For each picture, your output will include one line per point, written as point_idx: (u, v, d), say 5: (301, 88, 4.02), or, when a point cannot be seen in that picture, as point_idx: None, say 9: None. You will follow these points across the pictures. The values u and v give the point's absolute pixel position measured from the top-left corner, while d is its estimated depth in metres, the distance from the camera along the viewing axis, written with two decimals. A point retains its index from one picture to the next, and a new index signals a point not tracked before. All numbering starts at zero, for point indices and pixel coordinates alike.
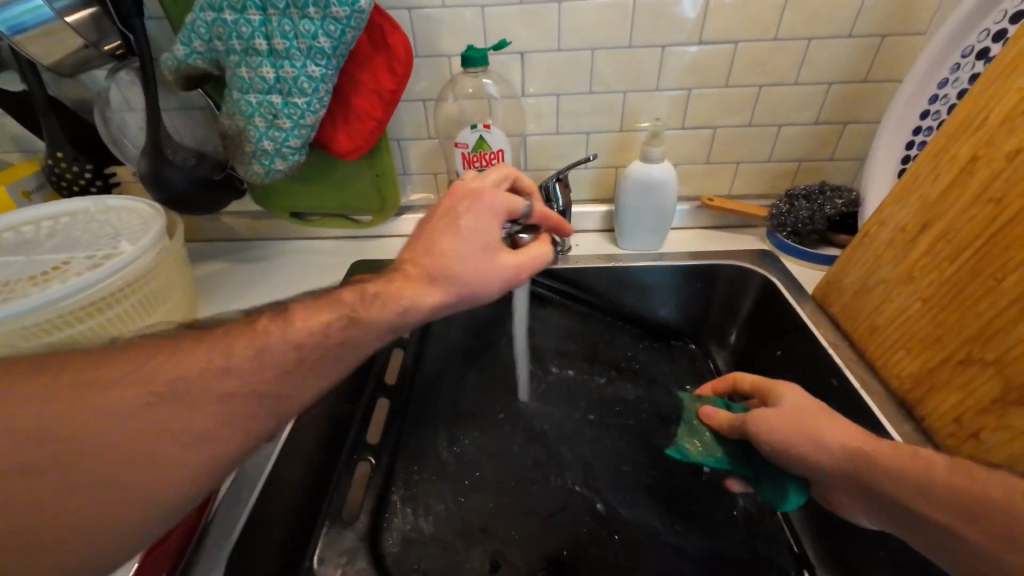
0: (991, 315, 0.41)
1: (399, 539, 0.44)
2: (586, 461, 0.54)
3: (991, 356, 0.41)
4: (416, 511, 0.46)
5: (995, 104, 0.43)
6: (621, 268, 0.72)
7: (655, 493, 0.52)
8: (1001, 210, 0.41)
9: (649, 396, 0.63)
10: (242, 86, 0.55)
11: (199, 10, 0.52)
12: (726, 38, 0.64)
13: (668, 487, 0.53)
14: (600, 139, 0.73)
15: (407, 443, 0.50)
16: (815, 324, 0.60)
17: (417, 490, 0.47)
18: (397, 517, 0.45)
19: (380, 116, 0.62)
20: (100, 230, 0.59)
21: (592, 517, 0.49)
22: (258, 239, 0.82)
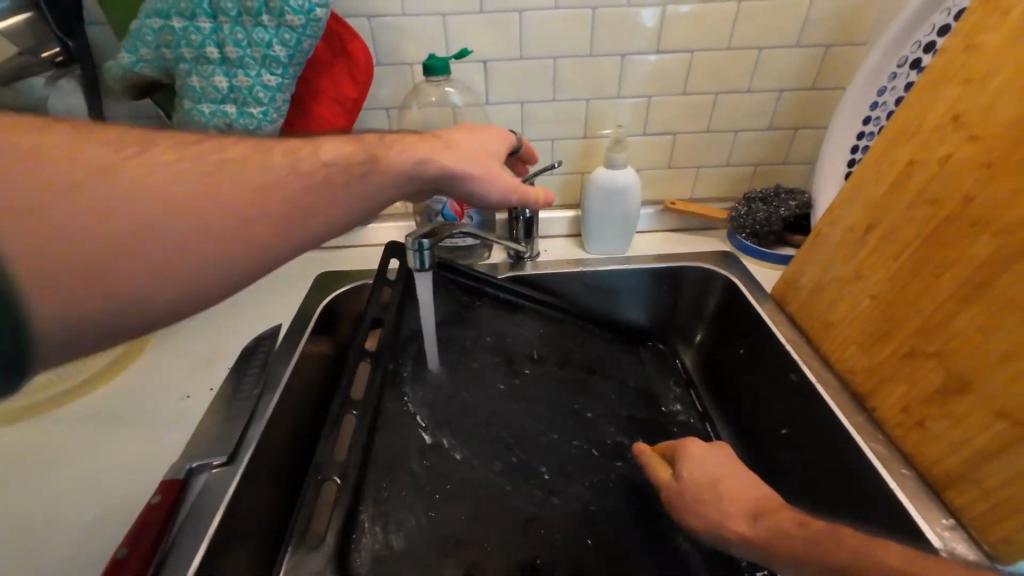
0: (932, 310, 0.43)
1: (369, 558, 0.42)
2: (559, 466, 0.54)
3: (933, 348, 0.43)
4: (386, 527, 0.44)
5: (929, 112, 0.46)
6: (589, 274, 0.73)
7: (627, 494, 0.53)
8: (938, 210, 0.44)
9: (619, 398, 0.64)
10: (194, 95, 0.53)
11: (145, 17, 0.50)
12: (683, 47, 0.66)
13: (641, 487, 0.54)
14: (565, 146, 0.74)
15: (374, 461, 0.48)
16: (774, 322, 0.62)
17: (386, 506, 0.46)
18: (366, 535, 0.43)
19: (342, 125, 0.60)
20: None
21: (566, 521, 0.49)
22: None
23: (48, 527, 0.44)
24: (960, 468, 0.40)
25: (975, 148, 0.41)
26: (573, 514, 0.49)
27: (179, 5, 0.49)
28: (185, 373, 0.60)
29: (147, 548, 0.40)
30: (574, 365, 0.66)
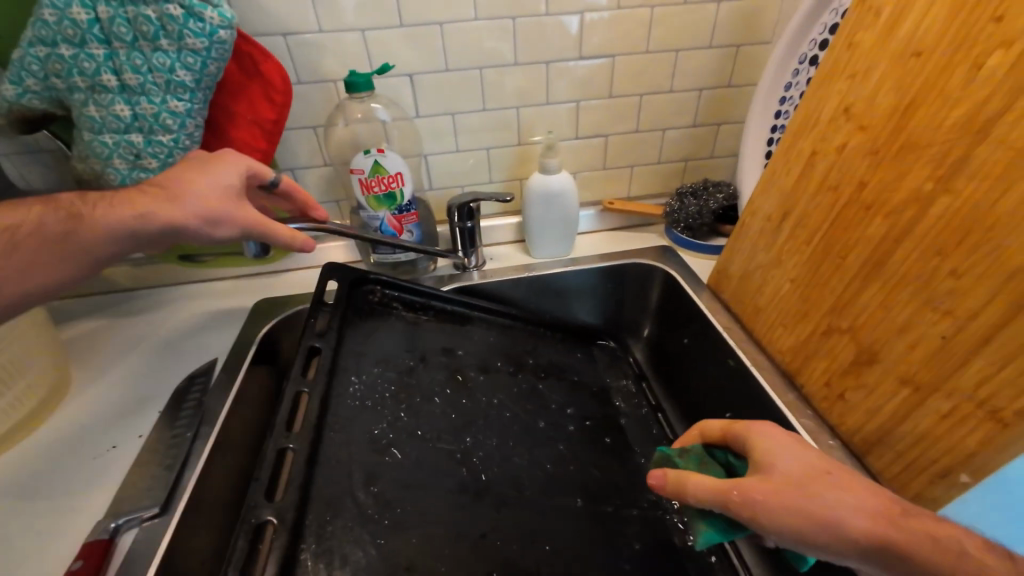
0: (842, 289, 0.47)
1: None
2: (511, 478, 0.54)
3: (845, 324, 0.46)
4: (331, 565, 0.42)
5: (823, 106, 0.49)
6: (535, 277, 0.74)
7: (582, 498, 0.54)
8: (839, 196, 0.47)
9: (572, 400, 0.66)
10: (93, 126, 0.50)
11: (27, 45, 0.46)
12: (604, 52, 0.68)
13: (593, 491, 0.55)
14: (500, 154, 0.75)
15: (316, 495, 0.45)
16: (710, 311, 0.65)
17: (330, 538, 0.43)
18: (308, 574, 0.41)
19: (264, 147, 0.58)
20: None
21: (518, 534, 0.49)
22: (144, 289, 0.74)
23: None
24: (876, 434, 0.43)
25: (864, 138, 0.45)
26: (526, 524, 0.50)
27: (65, 31, 0.46)
28: (110, 422, 0.56)
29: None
30: (526, 371, 0.67)
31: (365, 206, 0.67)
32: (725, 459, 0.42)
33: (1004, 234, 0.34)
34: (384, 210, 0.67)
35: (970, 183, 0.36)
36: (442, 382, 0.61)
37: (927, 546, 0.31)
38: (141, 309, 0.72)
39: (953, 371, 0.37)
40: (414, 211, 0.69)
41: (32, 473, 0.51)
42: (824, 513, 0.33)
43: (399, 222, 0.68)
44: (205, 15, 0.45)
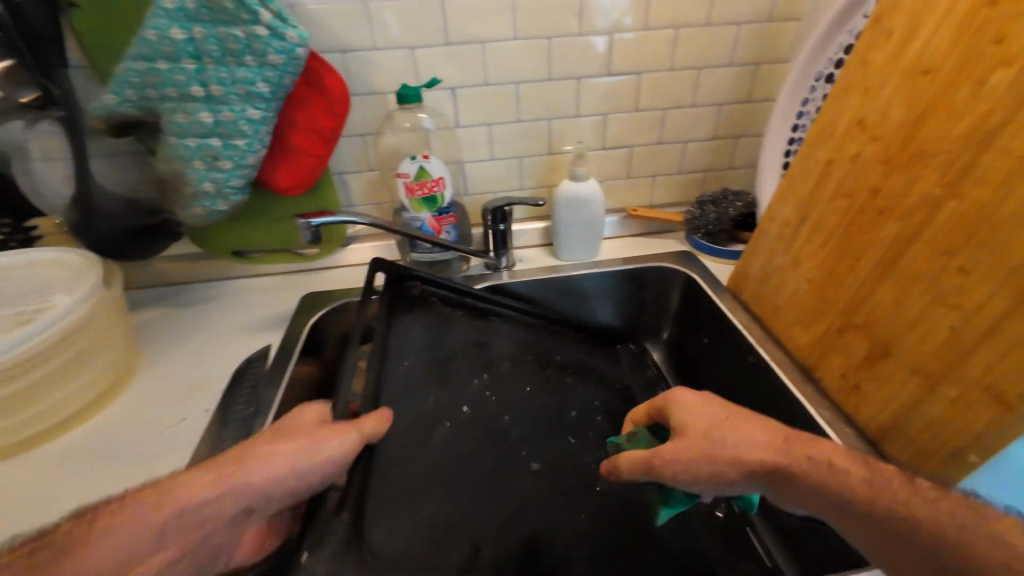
0: (857, 287, 0.50)
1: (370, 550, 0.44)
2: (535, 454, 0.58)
3: (860, 320, 0.49)
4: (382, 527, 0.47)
5: (838, 119, 0.53)
6: (561, 278, 0.79)
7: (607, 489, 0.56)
8: (853, 202, 0.51)
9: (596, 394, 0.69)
10: (179, 131, 0.56)
11: (129, 60, 0.53)
12: (631, 69, 0.74)
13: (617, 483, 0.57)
14: (531, 162, 0.80)
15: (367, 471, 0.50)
16: (731, 311, 0.68)
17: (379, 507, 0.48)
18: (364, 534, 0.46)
19: (320, 152, 0.64)
20: (24, 286, 0.57)
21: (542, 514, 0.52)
22: (197, 281, 0.79)
23: None
24: (889, 422, 0.46)
25: (876, 149, 0.49)
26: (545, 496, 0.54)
27: (163, 48, 0.52)
28: (175, 401, 0.60)
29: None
30: (553, 367, 0.71)
31: (408, 207, 0.72)
32: (664, 433, 0.48)
33: (1006, 233, 0.38)
34: (425, 212, 0.73)
35: (975, 187, 0.40)
36: (477, 372, 0.65)
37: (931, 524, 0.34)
38: (196, 300, 0.77)
39: (962, 359, 0.40)
40: (452, 214, 0.74)
41: (107, 444, 0.55)
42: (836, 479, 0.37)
43: (438, 223, 0.74)
44: (286, 35, 0.52)
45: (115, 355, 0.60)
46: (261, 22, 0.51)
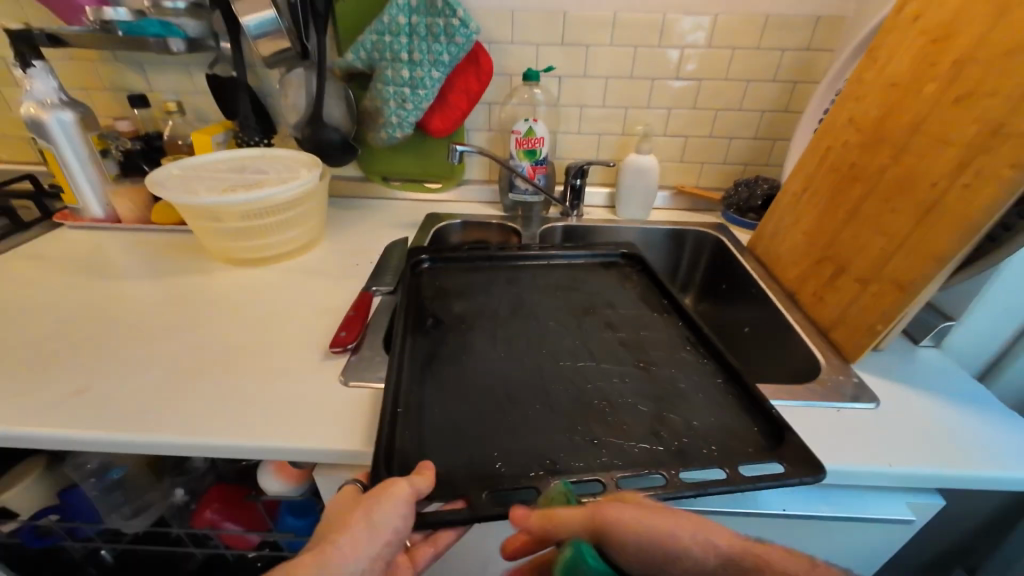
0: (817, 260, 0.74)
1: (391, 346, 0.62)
2: (625, 415, 0.56)
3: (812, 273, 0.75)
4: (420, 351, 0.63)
5: (839, 114, 0.75)
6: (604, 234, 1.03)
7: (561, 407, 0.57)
8: (838, 175, 0.73)
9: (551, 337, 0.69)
10: (386, 81, 0.88)
11: (369, 34, 0.86)
12: (694, 76, 0.99)
13: (593, 412, 0.57)
14: (607, 139, 1.06)
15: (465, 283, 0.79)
16: (746, 262, 0.90)
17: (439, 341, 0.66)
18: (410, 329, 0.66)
19: (464, 107, 0.93)
20: (275, 165, 0.90)
21: (478, 401, 0.57)
22: (354, 196, 1.12)
23: (286, 307, 0.75)
24: (835, 316, 0.68)
25: (858, 136, 0.71)
26: (541, 380, 0.61)
27: (391, 27, 0.84)
28: (351, 255, 0.91)
29: (355, 334, 0.66)
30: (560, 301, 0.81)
31: (515, 156, 1.00)
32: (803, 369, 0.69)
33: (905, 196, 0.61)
34: (526, 161, 1.00)
35: (908, 157, 0.62)
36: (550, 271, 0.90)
37: (819, 249, 0.74)
38: (354, 206, 1.08)
39: (883, 265, 0.61)
40: (545, 166, 1.01)
41: (316, 266, 0.86)
42: (803, 291, 0.76)
43: (533, 171, 1.01)
44: (471, 25, 0.82)
45: (315, 224, 0.91)
46: (456, 16, 0.81)
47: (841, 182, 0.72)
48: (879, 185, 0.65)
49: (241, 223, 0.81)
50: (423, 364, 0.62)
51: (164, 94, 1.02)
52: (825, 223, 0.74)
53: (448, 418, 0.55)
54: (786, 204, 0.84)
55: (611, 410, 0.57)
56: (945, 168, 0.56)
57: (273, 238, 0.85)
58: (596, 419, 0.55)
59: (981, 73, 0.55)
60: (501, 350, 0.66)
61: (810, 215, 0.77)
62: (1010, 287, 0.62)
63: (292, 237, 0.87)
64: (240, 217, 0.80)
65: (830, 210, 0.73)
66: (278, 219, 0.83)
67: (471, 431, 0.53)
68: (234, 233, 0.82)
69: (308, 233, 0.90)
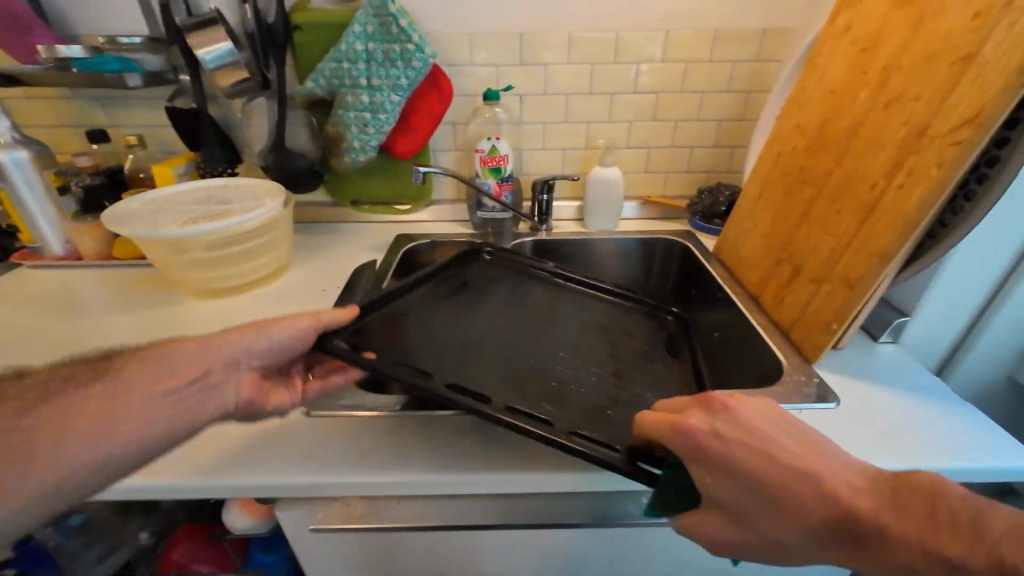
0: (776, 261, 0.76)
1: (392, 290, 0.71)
2: (555, 404, 0.56)
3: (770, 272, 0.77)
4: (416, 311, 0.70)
5: (787, 121, 0.78)
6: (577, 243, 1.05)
7: (503, 386, 0.58)
8: (790, 179, 0.75)
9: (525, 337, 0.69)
10: (347, 107, 0.88)
11: (327, 61, 0.87)
12: (651, 89, 1.01)
13: (531, 393, 0.57)
14: (572, 154, 1.08)
15: (487, 281, 0.82)
16: (713, 267, 0.91)
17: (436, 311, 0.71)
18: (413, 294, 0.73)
19: (427, 129, 0.94)
20: (241, 195, 0.89)
21: (440, 356, 0.61)
22: (323, 221, 1.12)
23: None
24: (794, 316, 0.69)
25: (805, 141, 0.73)
26: (503, 369, 0.61)
27: (349, 54, 0.85)
28: (318, 281, 0.90)
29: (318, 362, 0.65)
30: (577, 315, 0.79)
31: (480, 174, 1.01)
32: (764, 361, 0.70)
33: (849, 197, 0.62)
34: (492, 179, 1.01)
35: (850, 160, 0.64)
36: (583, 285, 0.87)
37: (778, 247, 0.76)
38: (323, 232, 1.08)
39: (833, 265, 0.63)
40: (511, 182, 1.02)
41: (284, 294, 0.85)
42: (763, 292, 0.77)
43: (500, 188, 1.02)
44: (426, 49, 0.84)
45: (283, 251, 0.90)
46: (411, 41, 0.83)
47: (793, 185, 0.74)
48: (825, 188, 0.67)
49: (201, 253, 0.79)
50: (412, 316, 0.69)
51: (126, 128, 1.02)
52: (781, 223, 0.76)
53: (398, 340, 0.62)
54: (745, 210, 0.86)
55: (552, 395, 0.58)
56: (882, 169, 0.58)
57: (240, 268, 0.83)
58: (521, 396, 0.56)
59: (906, 77, 0.57)
60: (486, 330, 0.69)
61: (767, 218, 0.79)
62: (944, 320, 0.67)
63: (260, 265, 0.86)
64: (201, 248, 0.78)
65: (784, 214, 0.75)
66: (241, 249, 0.82)
67: (405, 361, 0.58)
68: (194, 264, 0.80)
69: (277, 260, 0.88)
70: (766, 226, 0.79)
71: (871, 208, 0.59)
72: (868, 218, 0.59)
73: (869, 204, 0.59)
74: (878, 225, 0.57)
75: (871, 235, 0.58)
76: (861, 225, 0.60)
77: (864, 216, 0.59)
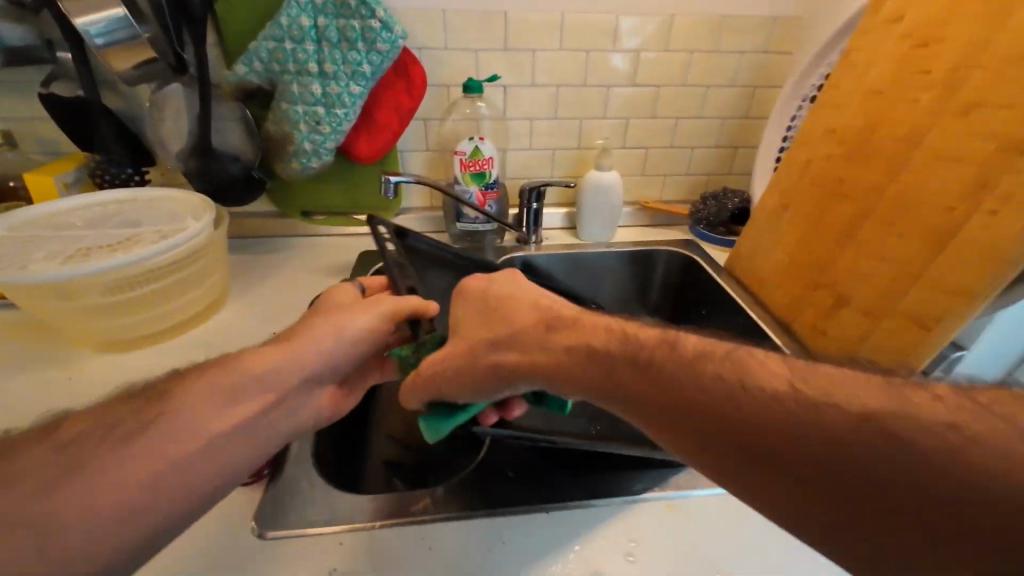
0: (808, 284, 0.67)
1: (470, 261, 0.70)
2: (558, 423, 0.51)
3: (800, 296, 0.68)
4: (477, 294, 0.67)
5: (816, 124, 0.68)
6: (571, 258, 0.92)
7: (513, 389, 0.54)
8: (823, 190, 0.66)
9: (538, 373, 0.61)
10: (292, 99, 0.70)
11: (262, 40, 0.68)
12: (650, 82, 0.89)
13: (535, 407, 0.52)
14: (562, 155, 0.95)
15: None
16: (725, 285, 0.81)
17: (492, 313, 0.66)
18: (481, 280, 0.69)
19: (395, 128, 0.77)
20: (152, 214, 0.69)
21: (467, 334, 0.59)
22: (267, 237, 0.92)
23: None
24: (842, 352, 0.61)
25: (842, 149, 0.64)
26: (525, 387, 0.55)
27: (291, 32, 0.67)
28: (264, 319, 0.72)
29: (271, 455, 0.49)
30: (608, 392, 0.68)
31: (460, 180, 0.85)
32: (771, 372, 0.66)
33: (914, 220, 0.54)
34: (474, 185, 0.86)
35: (909, 174, 0.55)
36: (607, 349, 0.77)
37: (808, 270, 0.67)
38: (267, 251, 0.88)
39: (898, 298, 0.55)
40: (496, 190, 0.88)
41: (219, 341, 0.67)
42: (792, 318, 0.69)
43: (483, 197, 0.87)
44: (394, 28, 0.67)
45: (215, 284, 0.70)
46: (375, 17, 0.66)
47: (828, 198, 0.65)
48: (875, 205, 0.58)
49: (98, 297, 0.59)
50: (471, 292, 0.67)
51: None
52: (813, 240, 0.67)
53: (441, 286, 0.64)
54: (763, 222, 0.76)
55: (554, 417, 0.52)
56: (959, 188, 0.50)
57: (156, 311, 0.64)
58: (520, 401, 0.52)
59: (983, 84, 0.50)
60: None
61: (794, 233, 0.70)
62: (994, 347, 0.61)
63: (183, 304, 0.66)
64: (98, 292, 0.58)
65: (819, 231, 0.66)
66: (157, 288, 0.62)
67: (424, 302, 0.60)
68: (88, 312, 0.59)
69: (207, 296, 0.69)
70: (793, 243, 0.70)
71: (948, 236, 0.51)
72: (945, 248, 0.51)
73: (945, 231, 0.51)
74: (963, 259, 0.49)
75: (953, 268, 0.50)
76: (934, 254, 0.52)
77: (938, 243, 0.52)
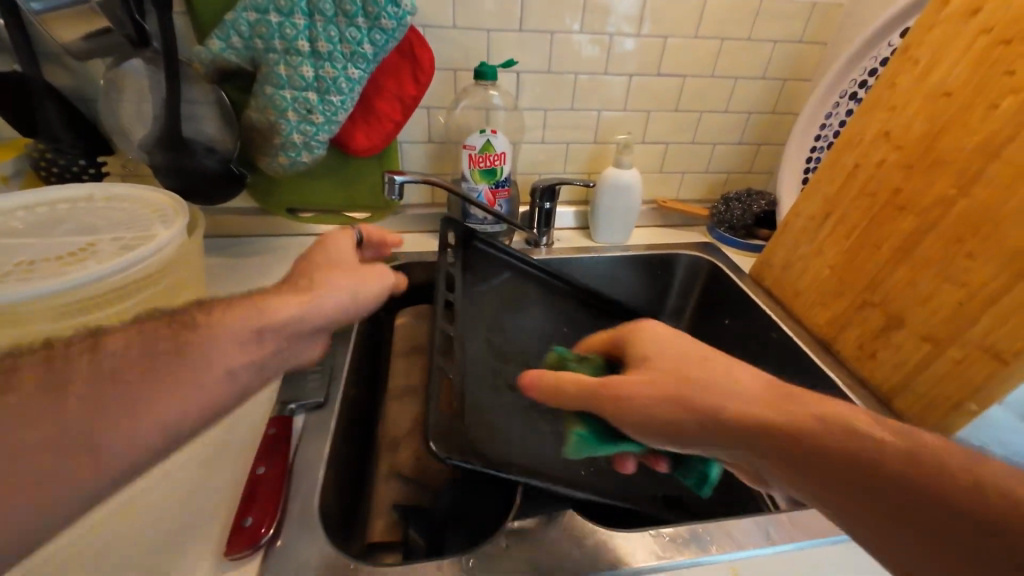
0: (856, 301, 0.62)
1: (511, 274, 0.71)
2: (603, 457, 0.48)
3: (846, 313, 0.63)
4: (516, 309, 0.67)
5: (867, 126, 0.62)
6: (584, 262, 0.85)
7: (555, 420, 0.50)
8: (875, 200, 0.60)
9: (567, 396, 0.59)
10: (279, 82, 0.60)
11: (242, 10, 0.57)
12: (676, 71, 0.82)
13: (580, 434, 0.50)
14: (578, 149, 0.87)
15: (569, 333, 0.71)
16: (755, 295, 0.76)
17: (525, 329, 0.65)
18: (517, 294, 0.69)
19: (398, 119, 0.68)
20: (112, 217, 0.58)
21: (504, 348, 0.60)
22: (248, 236, 0.82)
23: None
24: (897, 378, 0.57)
25: (900, 156, 0.58)
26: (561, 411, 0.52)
27: (277, 3, 0.56)
28: None
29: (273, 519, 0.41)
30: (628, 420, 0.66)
31: (468, 176, 0.77)
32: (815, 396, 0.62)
33: (989, 240, 0.49)
34: (484, 183, 0.78)
35: (984, 188, 0.50)
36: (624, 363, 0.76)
37: (856, 286, 0.62)
38: (247, 253, 0.78)
39: (967, 325, 0.50)
40: (507, 188, 0.80)
41: None
42: (837, 336, 0.64)
43: (493, 196, 0.79)
44: (401, 2, 0.57)
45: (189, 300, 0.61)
46: None
47: (880, 209, 0.60)
48: (941, 220, 0.53)
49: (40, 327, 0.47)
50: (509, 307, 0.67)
51: None
52: (862, 254, 0.62)
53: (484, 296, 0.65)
54: (801, 230, 0.70)
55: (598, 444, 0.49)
56: None
57: None
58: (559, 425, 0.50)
59: None
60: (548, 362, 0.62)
61: (839, 246, 0.65)
62: None
63: None
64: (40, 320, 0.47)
65: (870, 244, 0.61)
66: (121, 309, 0.52)
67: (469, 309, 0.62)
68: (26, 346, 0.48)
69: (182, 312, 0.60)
70: (838, 255, 0.65)
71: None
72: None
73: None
74: None
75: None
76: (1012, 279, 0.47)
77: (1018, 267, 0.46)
